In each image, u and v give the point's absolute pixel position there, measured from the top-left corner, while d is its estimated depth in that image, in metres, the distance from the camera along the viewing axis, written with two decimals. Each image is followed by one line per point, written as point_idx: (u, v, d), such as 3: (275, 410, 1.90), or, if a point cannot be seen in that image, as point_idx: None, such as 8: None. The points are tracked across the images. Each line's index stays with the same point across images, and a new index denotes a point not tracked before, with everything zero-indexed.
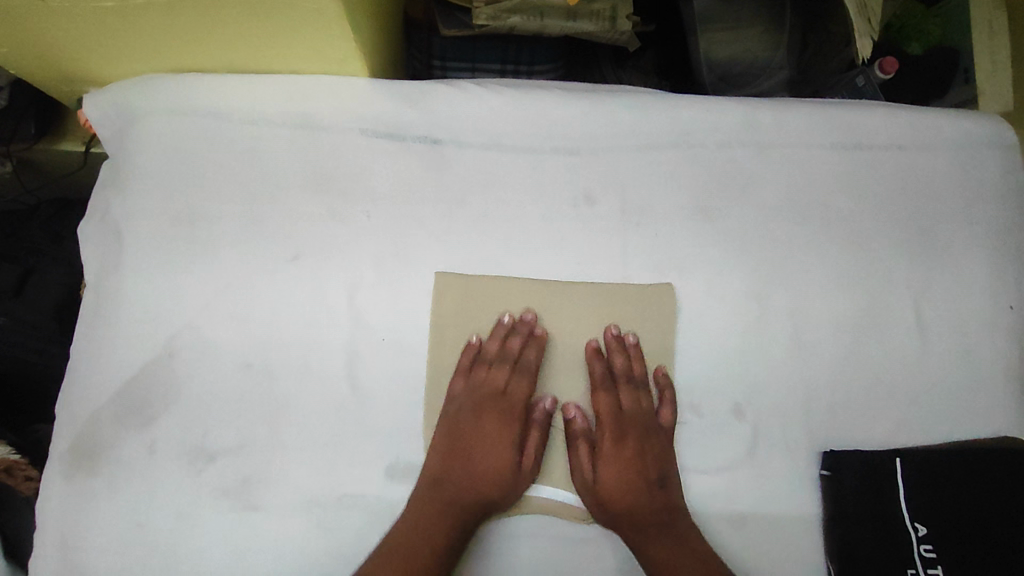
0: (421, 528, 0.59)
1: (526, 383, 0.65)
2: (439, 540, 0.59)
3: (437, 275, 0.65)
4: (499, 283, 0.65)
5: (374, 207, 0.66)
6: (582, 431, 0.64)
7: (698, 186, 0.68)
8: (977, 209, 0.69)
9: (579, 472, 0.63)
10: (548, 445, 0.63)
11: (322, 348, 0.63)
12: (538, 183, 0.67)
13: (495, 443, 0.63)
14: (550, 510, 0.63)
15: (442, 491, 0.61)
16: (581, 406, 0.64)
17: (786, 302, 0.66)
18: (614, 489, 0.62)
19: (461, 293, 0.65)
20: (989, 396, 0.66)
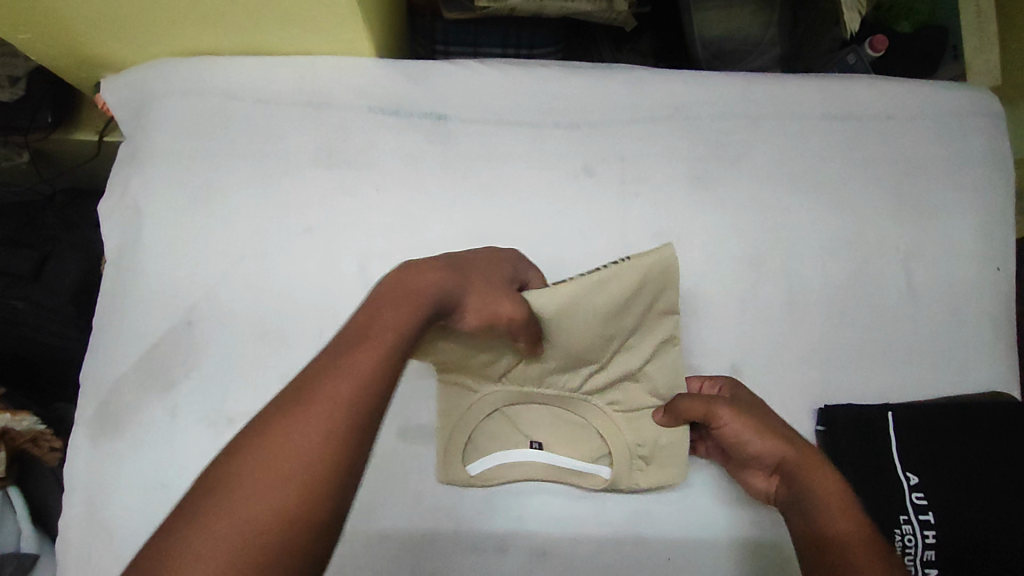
0: (318, 399, 0.38)
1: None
2: (340, 412, 0.38)
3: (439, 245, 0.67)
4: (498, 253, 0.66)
5: (382, 180, 0.68)
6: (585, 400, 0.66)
7: (692, 156, 0.70)
8: (963, 175, 0.72)
9: (581, 440, 0.65)
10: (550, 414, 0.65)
11: (336, 315, 0.66)
12: (539, 156, 0.70)
13: (441, 263, 0.50)
14: (552, 476, 0.64)
15: (357, 353, 0.40)
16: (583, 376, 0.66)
17: (778, 266, 0.69)
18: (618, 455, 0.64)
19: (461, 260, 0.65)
20: (977, 353, 0.69)
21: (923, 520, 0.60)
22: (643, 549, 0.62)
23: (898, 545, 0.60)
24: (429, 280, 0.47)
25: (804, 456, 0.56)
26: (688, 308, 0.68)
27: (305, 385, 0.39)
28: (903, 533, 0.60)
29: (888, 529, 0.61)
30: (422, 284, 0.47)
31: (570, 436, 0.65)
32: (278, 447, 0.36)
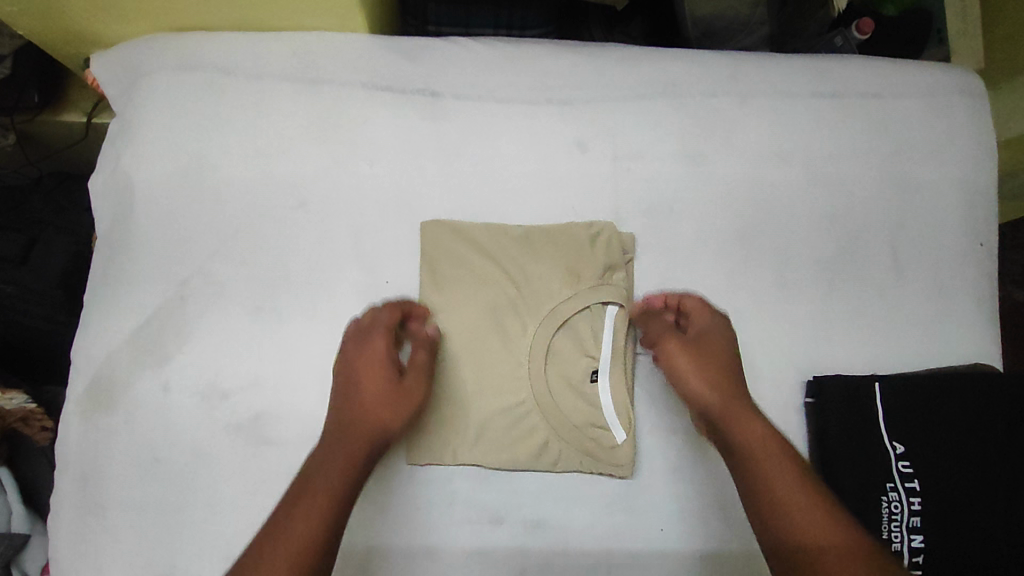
0: (302, 524, 0.50)
1: (520, 342, 0.65)
2: (322, 522, 0.50)
3: (426, 224, 0.67)
4: (482, 251, 0.67)
5: (376, 156, 0.69)
6: (565, 399, 0.65)
7: (684, 133, 0.71)
8: (949, 152, 0.73)
9: (549, 443, 0.64)
10: (528, 408, 0.64)
11: (329, 290, 0.66)
12: (532, 132, 0.70)
13: (378, 369, 0.58)
14: (521, 466, 0.63)
15: (318, 472, 0.53)
16: (569, 377, 0.65)
17: (768, 242, 0.70)
18: (580, 458, 0.64)
19: (439, 251, 0.67)
20: (962, 327, 0.70)
21: (908, 487, 0.62)
22: (633, 517, 0.63)
23: (884, 512, 0.62)
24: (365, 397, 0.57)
25: (737, 404, 0.58)
26: (678, 283, 0.69)
27: (291, 504, 0.51)
28: (890, 499, 0.62)
29: (875, 497, 0.62)
30: (370, 411, 0.57)
31: (539, 443, 0.63)
32: (284, 539, 0.49)
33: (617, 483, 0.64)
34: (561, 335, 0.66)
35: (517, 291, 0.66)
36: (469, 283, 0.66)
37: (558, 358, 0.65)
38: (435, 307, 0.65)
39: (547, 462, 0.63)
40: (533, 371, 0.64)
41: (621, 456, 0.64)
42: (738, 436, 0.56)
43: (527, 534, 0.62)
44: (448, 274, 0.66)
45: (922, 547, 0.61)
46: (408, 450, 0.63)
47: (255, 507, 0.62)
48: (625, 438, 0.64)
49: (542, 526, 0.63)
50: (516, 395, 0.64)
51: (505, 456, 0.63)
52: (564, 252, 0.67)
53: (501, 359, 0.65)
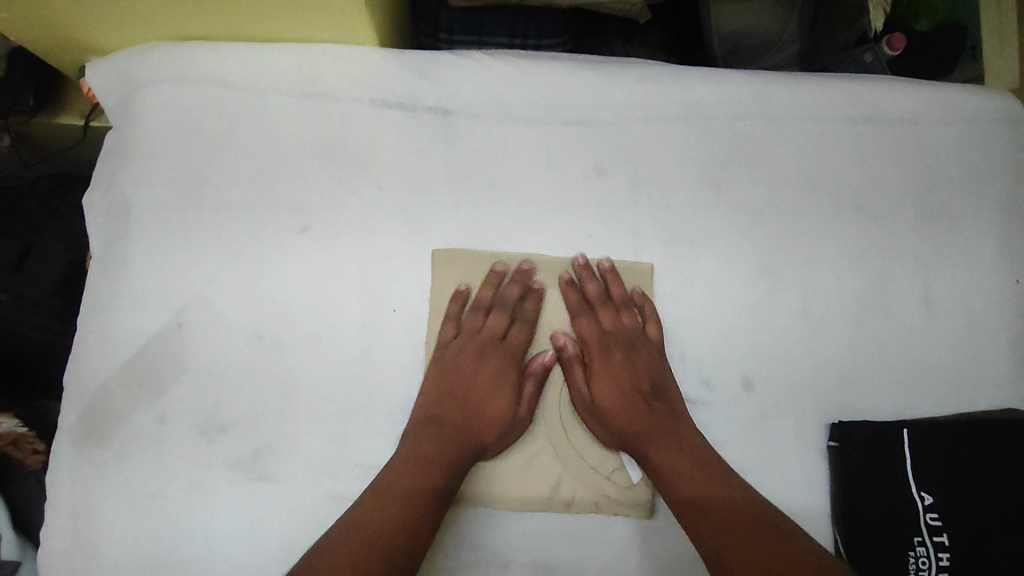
0: (395, 512, 0.55)
1: (532, 379, 0.65)
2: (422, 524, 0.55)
3: (435, 252, 0.65)
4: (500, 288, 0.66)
5: (384, 178, 0.65)
6: (580, 439, 0.63)
7: (708, 159, 0.68)
8: (985, 184, 0.70)
9: (562, 485, 0.61)
10: (542, 449, 0.63)
11: (333, 318, 0.63)
12: (546, 155, 0.67)
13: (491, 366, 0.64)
14: (535, 509, 0.60)
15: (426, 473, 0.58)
16: (585, 415, 0.64)
17: (793, 275, 0.66)
18: (593, 500, 0.61)
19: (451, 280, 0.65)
20: (994, 370, 0.67)
21: (937, 542, 0.59)
22: (648, 564, 0.60)
23: (911, 567, 0.59)
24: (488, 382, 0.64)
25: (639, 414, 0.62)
26: (697, 318, 0.66)
27: (374, 503, 0.56)
28: (917, 554, 0.59)
29: (902, 551, 0.59)
30: (485, 400, 0.63)
31: (552, 484, 0.61)
32: (373, 535, 0.53)
33: (630, 529, 0.61)
34: (577, 375, 0.65)
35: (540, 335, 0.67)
36: (489, 321, 0.65)
37: (573, 396, 0.64)
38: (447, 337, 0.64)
39: (559, 505, 0.60)
40: (547, 414, 0.64)
41: (637, 498, 0.61)
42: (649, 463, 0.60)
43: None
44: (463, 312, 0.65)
45: None
46: None
47: (254, 547, 0.59)
48: (640, 477, 0.62)
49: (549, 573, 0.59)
50: (528, 433, 0.63)
51: (516, 496, 0.61)
52: (584, 290, 0.66)
53: (517, 399, 0.64)
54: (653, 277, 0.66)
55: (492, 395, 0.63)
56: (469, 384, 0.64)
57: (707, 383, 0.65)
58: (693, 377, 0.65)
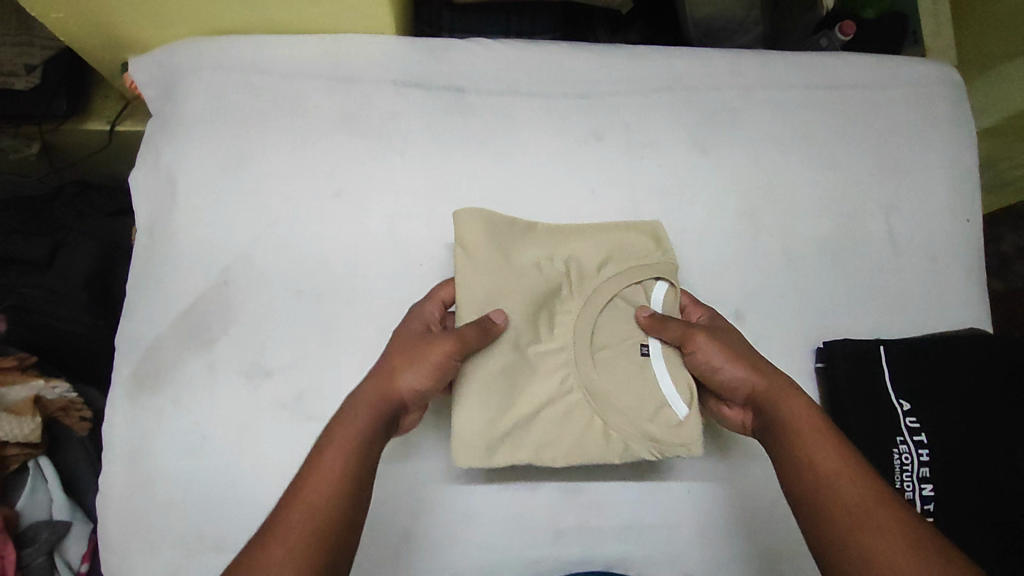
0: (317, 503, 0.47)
1: (565, 330, 0.66)
2: (346, 485, 0.49)
3: (461, 211, 0.67)
4: (529, 245, 0.68)
5: (407, 147, 0.72)
6: (615, 385, 0.65)
7: (693, 122, 0.75)
8: (936, 136, 0.78)
9: (608, 431, 0.64)
10: (578, 397, 0.64)
11: (366, 272, 0.69)
12: (550, 123, 0.74)
13: (417, 335, 0.60)
14: (578, 457, 0.63)
15: (333, 453, 0.50)
16: (618, 361, 0.66)
17: (776, 219, 0.74)
18: (639, 445, 0.63)
19: (476, 237, 0.66)
20: (958, 298, 0.74)
21: (917, 440, 0.67)
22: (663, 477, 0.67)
23: (896, 464, 0.66)
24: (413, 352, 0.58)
25: (770, 372, 0.59)
26: (693, 263, 0.72)
27: (293, 499, 0.47)
28: (901, 452, 0.66)
29: (888, 451, 0.67)
30: (404, 374, 0.57)
31: (594, 429, 0.64)
32: (307, 502, 0.47)
33: None
34: (605, 323, 0.67)
35: (564, 280, 0.68)
36: (514, 276, 0.66)
37: (602, 342, 0.66)
38: (481, 295, 0.65)
39: (607, 452, 0.63)
40: (579, 357, 0.65)
41: (686, 437, 0.64)
42: (784, 408, 0.56)
43: (562, 502, 0.66)
44: (488, 264, 0.66)
45: (932, 495, 0.65)
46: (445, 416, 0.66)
47: None
48: (688, 414, 0.64)
49: (575, 493, 0.66)
50: (563, 383, 0.65)
51: (558, 444, 0.63)
52: (603, 241, 0.69)
53: (546, 348, 0.65)
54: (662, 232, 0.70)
55: (526, 351, 0.65)
56: (393, 358, 0.58)
57: None
58: None
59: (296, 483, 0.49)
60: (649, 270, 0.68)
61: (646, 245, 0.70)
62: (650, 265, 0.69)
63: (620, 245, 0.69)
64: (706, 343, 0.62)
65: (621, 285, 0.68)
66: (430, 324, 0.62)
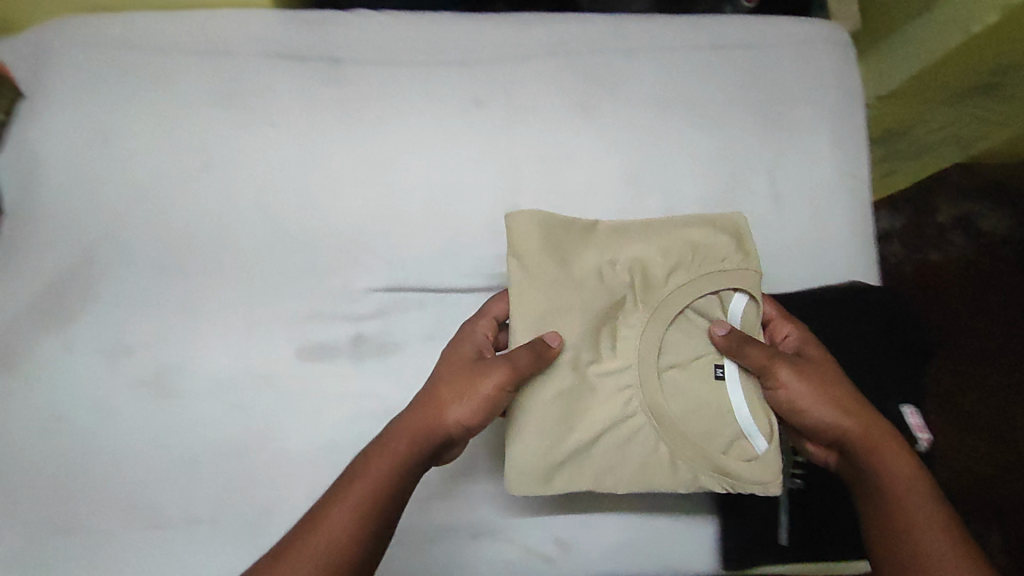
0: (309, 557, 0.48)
1: (626, 349, 0.61)
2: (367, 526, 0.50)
3: (508, 214, 0.63)
4: (538, 256, 0.63)
5: (279, 120, 0.70)
6: (683, 408, 0.61)
7: (572, 85, 0.74)
8: (821, 94, 0.77)
9: (659, 466, 0.60)
10: (640, 424, 0.60)
11: (233, 246, 0.68)
12: (426, 92, 0.73)
13: (466, 360, 0.59)
14: (638, 484, 0.61)
15: (343, 505, 0.50)
16: (687, 378, 0.61)
17: (657, 181, 0.73)
18: (711, 479, 0.61)
19: (522, 241, 0.63)
20: (834, 255, 0.75)
21: None
22: None
23: None
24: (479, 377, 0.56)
25: (867, 418, 0.58)
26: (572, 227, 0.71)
27: (306, 530, 0.49)
28: None
29: None
30: (445, 403, 0.56)
31: (653, 458, 0.61)
32: (324, 538, 0.49)
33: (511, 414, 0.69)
34: (669, 340, 0.62)
35: (627, 288, 0.63)
36: (561, 286, 0.62)
37: (672, 356, 0.62)
38: (544, 304, 0.61)
39: (670, 480, 0.61)
40: (646, 378, 0.60)
41: (764, 475, 0.60)
42: (890, 465, 0.56)
43: (430, 469, 0.67)
44: (550, 275, 0.62)
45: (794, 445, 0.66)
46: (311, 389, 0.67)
47: (164, 455, 0.64)
48: (767, 448, 0.60)
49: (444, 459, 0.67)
50: (614, 406, 0.60)
51: (613, 477, 0.61)
52: (687, 238, 0.65)
53: (608, 369, 0.61)
54: (747, 228, 0.66)
55: (613, 366, 0.61)
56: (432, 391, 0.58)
57: None
58: None
59: (309, 515, 0.51)
60: (725, 278, 0.63)
61: (731, 237, 0.66)
62: (734, 270, 0.64)
63: (688, 253, 0.65)
64: (791, 377, 0.59)
65: (694, 293, 0.63)
66: (478, 350, 0.60)
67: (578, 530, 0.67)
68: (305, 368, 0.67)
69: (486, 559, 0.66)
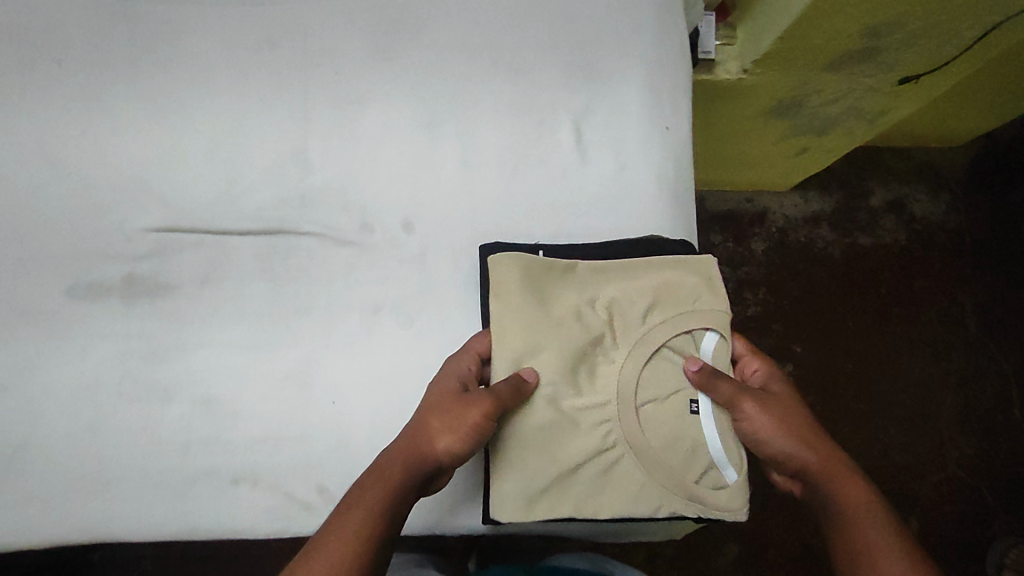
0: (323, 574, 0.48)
1: (606, 384, 0.62)
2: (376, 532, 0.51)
3: (495, 258, 0.64)
4: (511, 292, 0.63)
5: (64, 57, 0.69)
6: (659, 439, 0.61)
7: (374, 30, 0.72)
8: (635, 42, 0.74)
9: (639, 497, 0.60)
10: (621, 453, 0.61)
11: (7, 179, 0.68)
12: (218, 32, 0.71)
13: (447, 394, 0.58)
14: (619, 513, 0.60)
15: (336, 544, 0.50)
16: (664, 412, 0.61)
17: (455, 128, 0.71)
18: (683, 504, 0.60)
19: (505, 284, 0.63)
20: (647, 206, 0.71)
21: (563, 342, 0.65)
22: (304, 391, 0.64)
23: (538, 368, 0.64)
24: (468, 410, 0.56)
25: (826, 448, 0.59)
26: (361, 173, 0.70)
27: (307, 557, 0.50)
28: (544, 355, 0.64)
29: None
30: (437, 436, 0.56)
31: (634, 491, 0.60)
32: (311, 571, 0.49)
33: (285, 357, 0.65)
34: (646, 378, 0.62)
35: (605, 327, 0.64)
36: (539, 325, 0.62)
37: (651, 394, 0.61)
38: (506, 345, 0.62)
39: (643, 509, 0.60)
40: (622, 414, 0.61)
41: (729, 502, 0.61)
42: (839, 488, 0.57)
43: (194, 414, 0.64)
44: (520, 313, 0.62)
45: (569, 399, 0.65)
46: (75, 325, 0.66)
47: None
48: (735, 478, 0.61)
49: (208, 403, 0.64)
50: (595, 440, 0.60)
51: (602, 503, 0.60)
52: (662, 273, 0.65)
53: (587, 403, 0.61)
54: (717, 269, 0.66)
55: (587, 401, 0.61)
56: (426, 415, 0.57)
57: (369, 227, 0.69)
58: (357, 222, 0.69)
59: (303, 551, 0.51)
60: (707, 315, 0.64)
61: (704, 280, 0.65)
62: (702, 309, 0.64)
63: (686, 284, 0.65)
64: (756, 411, 0.59)
65: (675, 325, 0.63)
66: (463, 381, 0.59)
67: (347, 484, 0.62)
68: (71, 305, 0.66)
69: (245, 509, 0.62)
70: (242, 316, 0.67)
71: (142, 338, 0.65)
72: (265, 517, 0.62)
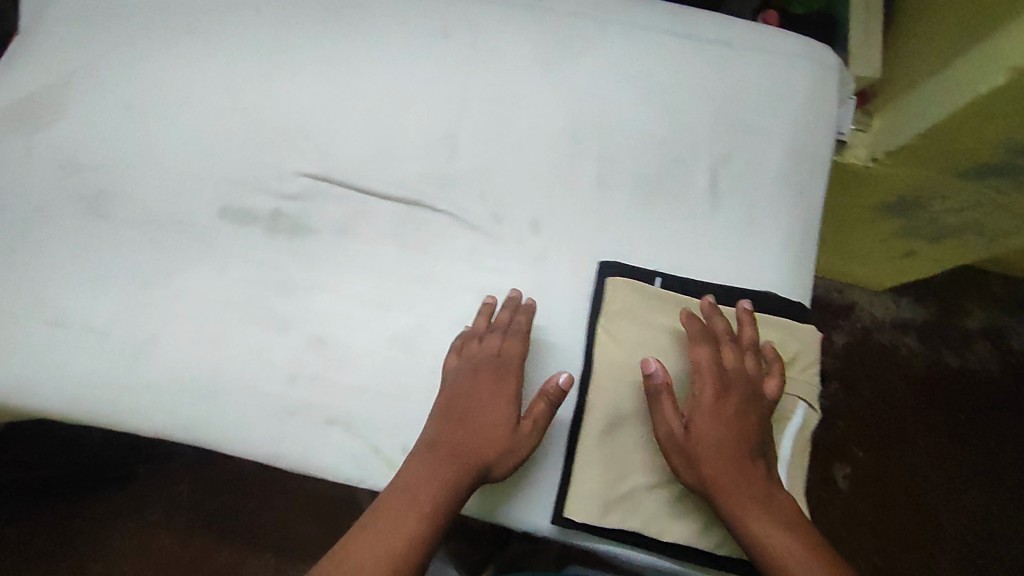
0: (398, 521, 0.56)
1: None
2: (438, 506, 0.58)
3: (614, 279, 0.68)
4: (624, 316, 0.67)
5: (264, 6, 0.77)
6: None
7: (542, 43, 0.77)
8: (785, 105, 0.76)
9: (706, 528, 0.62)
10: None
11: (192, 101, 0.75)
12: (402, 14, 0.77)
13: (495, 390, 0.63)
14: (681, 539, 0.62)
15: (412, 497, 0.58)
16: None
17: (597, 146, 0.74)
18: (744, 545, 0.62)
19: (619, 306, 0.67)
20: (768, 262, 0.71)
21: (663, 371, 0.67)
22: (406, 355, 0.67)
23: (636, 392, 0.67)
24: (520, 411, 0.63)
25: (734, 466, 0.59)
26: (502, 168, 0.74)
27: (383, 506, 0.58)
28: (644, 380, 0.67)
29: None
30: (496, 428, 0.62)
31: (702, 520, 0.63)
32: (396, 525, 0.56)
33: (396, 319, 0.69)
34: None
35: None
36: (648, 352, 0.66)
37: None
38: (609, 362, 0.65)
39: (705, 542, 0.62)
40: None
41: None
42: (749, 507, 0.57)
43: (301, 350, 0.67)
44: (628, 337, 0.66)
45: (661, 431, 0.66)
46: (217, 243, 0.71)
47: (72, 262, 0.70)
48: None
49: (320, 342, 0.68)
50: None
51: (670, 525, 0.62)
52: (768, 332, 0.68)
53: None
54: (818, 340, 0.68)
55: None
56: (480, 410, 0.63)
57: (499, 220, 0.72)
58: (489, 213, 0.73)
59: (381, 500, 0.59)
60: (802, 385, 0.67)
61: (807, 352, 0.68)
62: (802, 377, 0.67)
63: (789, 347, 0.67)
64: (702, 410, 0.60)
65: None
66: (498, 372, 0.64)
67: None
68: (218, 224, 0.72)
69: (332, 449, 0.65)
70: (366, 271, 0.70)
71: (271, 269, 0.70)
72: (350, 460, 0.65)
